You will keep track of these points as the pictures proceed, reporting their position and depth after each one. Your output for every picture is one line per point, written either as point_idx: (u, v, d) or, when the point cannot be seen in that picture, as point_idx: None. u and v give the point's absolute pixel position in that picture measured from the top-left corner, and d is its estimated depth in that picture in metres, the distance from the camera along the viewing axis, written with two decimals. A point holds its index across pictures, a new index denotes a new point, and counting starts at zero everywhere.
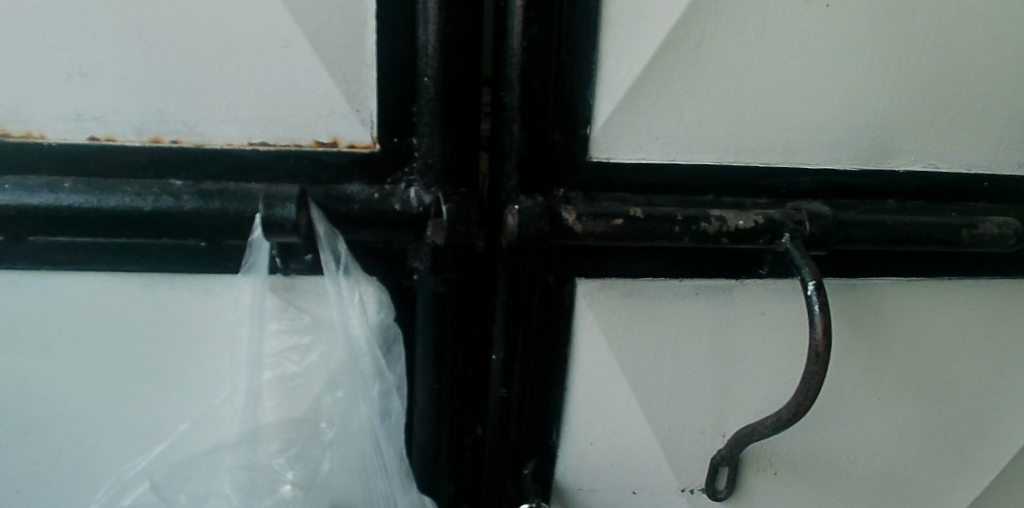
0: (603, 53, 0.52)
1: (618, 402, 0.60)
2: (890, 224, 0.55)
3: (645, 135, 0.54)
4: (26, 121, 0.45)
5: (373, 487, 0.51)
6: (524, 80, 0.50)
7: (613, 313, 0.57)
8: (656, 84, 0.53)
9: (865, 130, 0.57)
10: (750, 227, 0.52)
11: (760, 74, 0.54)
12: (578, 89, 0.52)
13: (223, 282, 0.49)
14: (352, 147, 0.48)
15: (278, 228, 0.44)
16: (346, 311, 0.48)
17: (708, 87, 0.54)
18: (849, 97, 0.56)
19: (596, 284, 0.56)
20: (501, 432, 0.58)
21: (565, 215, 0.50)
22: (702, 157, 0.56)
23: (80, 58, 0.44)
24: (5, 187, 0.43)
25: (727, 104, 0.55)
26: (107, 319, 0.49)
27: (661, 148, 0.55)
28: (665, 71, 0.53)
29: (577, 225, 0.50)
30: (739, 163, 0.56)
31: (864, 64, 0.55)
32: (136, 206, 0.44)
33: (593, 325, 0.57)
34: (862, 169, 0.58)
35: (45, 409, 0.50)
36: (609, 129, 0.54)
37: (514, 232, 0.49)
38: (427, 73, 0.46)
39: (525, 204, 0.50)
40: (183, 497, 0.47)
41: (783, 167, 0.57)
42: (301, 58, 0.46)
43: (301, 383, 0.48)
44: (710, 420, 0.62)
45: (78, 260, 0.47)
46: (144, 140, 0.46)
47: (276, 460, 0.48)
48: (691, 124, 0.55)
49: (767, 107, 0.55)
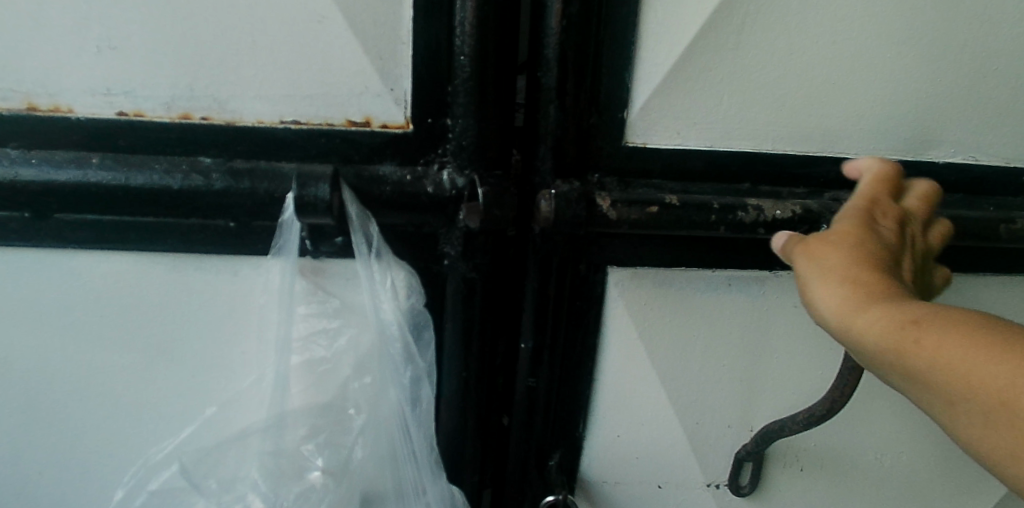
0: (644, 33, 0.49)
1: (645, 394, 0.59)
2: (931, 217, 0.52)
3: (683, 120, 0.52)
4: (54, 95, 0.44)
5: (401, 475, 0.50)
6: (562, 60, 0.47)
7: (644, 302, 0.56)
8: (697, 67, 0.51)
9: (913, 120, 0.55)
10: (787, 218, 0.50)
11: (805, 58, 0.52)
12: (617, 70, 0.50)
13: (250, 264, 0.48)
14: (384, 127, 0.46)
15: (309, 209, 0.43)
16: (378, 296, 0.47)
17: (750, 72, 0.52)
18: (900, 84, 0.53)
19: (628, 272, 0.54)
20: (527, 423, 0.57)
21: (600, 202, 0.48)
22: (740, 143, 0.54)
23: (109, 30, 0.43)
24: (32, 162, 0.42)
25: (771, 89, 0.52)
26: (134, 299, 0.48)
27: (699, 133, 0.53)
28: (708, 52, 0.50)
29: (611, 211, 0.49)
30: (778, 151, 0.54)
31: (918, 49, 0.52)
32: (164, 184, 0.43)
33: (624, 315, 0.56)
34: (906, 160, 0.56)
35: (71, 389, 0.50)
36: (646, 113, 0.52)
37: (549, 218, 0.48)
38: (464, 51, 0.44)
39: (561, 188, 0.48)
40: (212, 482, 0.47)
41: (826, 155, 0.55)
42: (335, 34, 0.44)
43: (329, 367, 0.47)
44: (738, 415, 0.60)
45: (106, 238, 0.46)
46: (174, 116, 0.45)
47: (305, 446, 0.47)
48: (731, 110, 0.53)
49: (812, 92, 0.53)
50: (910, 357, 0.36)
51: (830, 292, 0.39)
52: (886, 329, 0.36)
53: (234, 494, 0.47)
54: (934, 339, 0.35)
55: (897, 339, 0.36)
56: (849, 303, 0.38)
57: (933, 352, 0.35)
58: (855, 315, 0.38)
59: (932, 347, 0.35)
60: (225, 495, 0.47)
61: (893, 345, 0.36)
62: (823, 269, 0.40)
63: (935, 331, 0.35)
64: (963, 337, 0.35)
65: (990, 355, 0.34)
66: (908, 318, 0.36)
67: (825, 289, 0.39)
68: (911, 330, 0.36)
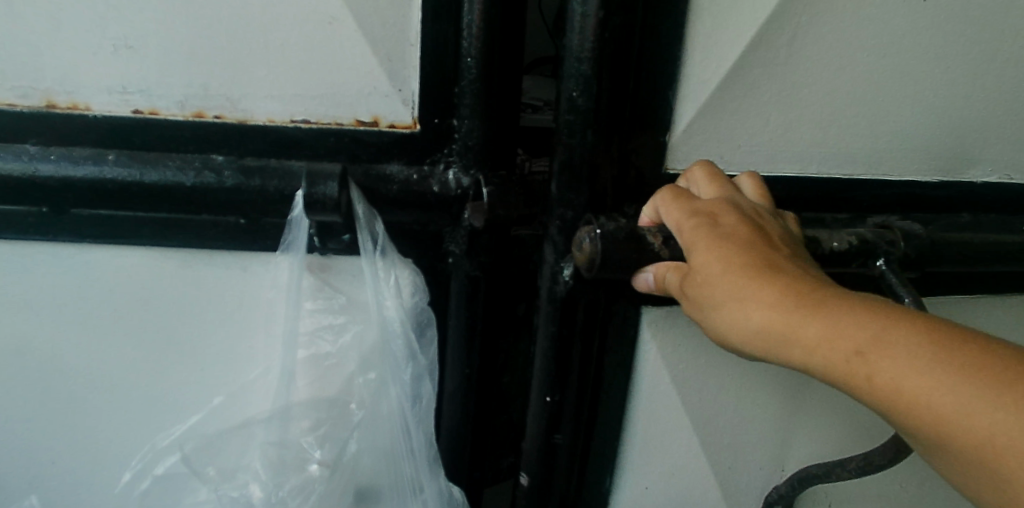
0: (691, 48, 0.47)
1: (679, 442, 0.59)
2: (982, 242, 0.51)
3: (727, 142, 0.51)
4: (72, 92, 0.45)
5: (399, 471, 0.50)
6: (598, 77, 0.45)
7: (678, 346, 0.55)
8: (740, 87, 0.49)
9: (950, 140, 0.54)
10: (845, 249, 0.47)
11: (849, 75, 0.50)
12: (660, 88, 0.48)
13: (260, 261, 0.49)
14: (392, 127, 0.47)
15: (318, 207, 0.44)
16: (381, 294, 0.47)
17: (792, 92, 0.50)
18: (938, 102, 0.52)
19: (661, 314, 0.54)
20: (547, 478, 0.56)
21: (650, 238, 0.43)
22: (784, 167, 0.53)
23: (126, 30, 0.44)
24: (51, 159, 0.44)
25: (814, 107, 0.51)
26: (146, 293, 0.49)
27: (741, 156, 0.52)
28: (753, 69, 0.49)
29: (664, 250, 0.43)
30: (822, 174, 0.53)
31: (958, 67, 0.51)
32: (177, 180, 0.44)
33: (658, 359, 0.55)
34: (944, 180, 0.55)
35: (82, 380, 0.51)
36: (689, 135, 0.50)
37: (592, 256, 0.44)
38: (471, 53, 0.45)
39: (606, 226, 0.44)
40: (212, 470, 0.48)
41: (868, 180, 0.54)
42: (344, 36, 0.45)
43: (334, 361, 0.49)
44: (770, 457, 0.60)
45: (119, 233, 0.47)
46: (187, 114, 0.46)
47: (306, 438, 0.48)
48: (774, 130, 0.51)
49: (857, 111, 0.52)
50: (862, 391, 0.34)
51: (748, 333, 0.37)
52: (822, 352, 0.35)
53: (234, 482, 0.47)
54: (879, 370, 0.33)
55: (840, 369, 0.35)
56: (773, 336, 0.36)
57: (879, 382, 0.34)
58: (784, 348, 0.36)
59: (880, 376, 0.33)
60: (224, 482, 0.47)
61: (837, 374, 0.35)
62: (733, 302, 0.37)
63: (876, 355, 0.34)
64: (904, 361, 0.33)
65: (934, 382, 0.32)
66: (842, 345, 0.34)
67: (741, 328, 0.37)
68: (849, 360, 0.34)
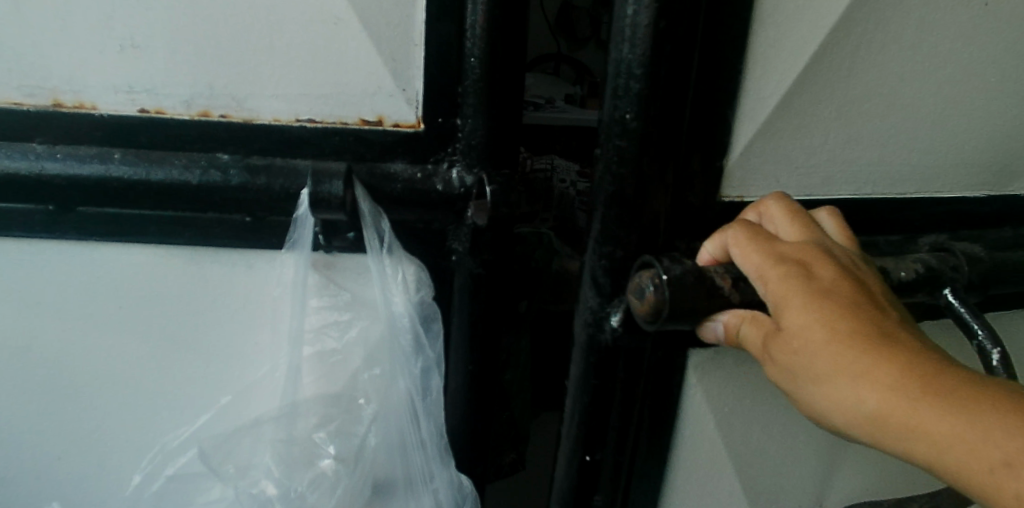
0: (754, 70, 0.47)
1: (720, 482, 0.58)
2: None
3: (784, 166, 0.51)
4: (79, 91, 0.45)
5: (411, 462, 0.51)
6: (652, 96, 0.44)
7: (723, 388, 0.55)
8: (793, 111, 0.49)
9: (997, 156, 0.55)
10: (913, 278, 0.45)
11: (902, 94, 0.50)
12: (719, 108, 0.48)
13: (266, 258, 0.49)
14: (396, 126, 0.48)
15: (324, 205, 0.44)
16: (388, 289, 0.48)
17: (847, 115, 0.50)
18: (985, 119, 0.53)
19: (708, 356, 0.54)
20: None
21: (720, 281, 0.41)
22: (839, 189, 0.53)
23: (133, 29, 0.44)
24: (57, 157, 0.45)
25: (870, 128, 0.51)
26: (152, 290, 0.49)
27: (799, 179, 0.52)
28: (804, 91, 0.48)
29: (734, 294, 0.41)
30: (876, 194, 0.54)
31: (1004, 84, 0.52)
32: (183, 179, 0.45)
33: (704, 402, 0.55)
34: (991, 194, 0.56)
35: (90, 378, 0.51)
36: (746, 159, 0.50)
37: (660, 303, 0.41)
38: (473, 53, 0.45)
39: (672, 269, 0.42)
40: (230, 468, 0.48)
41: (919, 198, 0.55)
42: (350, 36, 0.45)
43: (340, 358, 0.49)
44: (810, 488, 0.60)
45: (127, 231, 0.48)
46: (193, 113, 0.46)
47: (317, 434, 0.49)
48: (833, 152, 0.51)
49: (908, 131, 0.52)
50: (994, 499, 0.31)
51: (865, 415, 0.34)
52: (955, 451, 0.32)
53: (248, 479, 0.48)
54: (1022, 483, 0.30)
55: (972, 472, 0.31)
56: (896, 425, 0.33)
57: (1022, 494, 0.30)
58: (906, 437, 0.33)
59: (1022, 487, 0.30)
60: (242, 480, 0.48)
61: (967, 475, 0.32)
62: (854, 380, 0.34)
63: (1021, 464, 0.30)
64: None
65: None
66: (979, 444, 0.31)
67: (860, 410, 0.34)
68: (986, 463, 0.31)
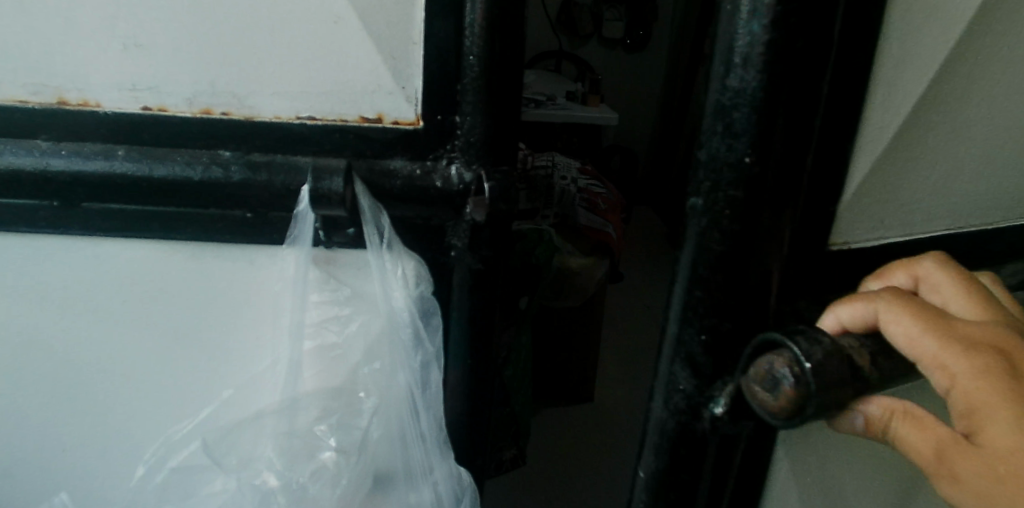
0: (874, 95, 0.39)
1: None
2: None
3: (888, 206, 0.44)
4: (83, 90, 0.46)
5: (410, 456, 0.52)
6: (771, 134, 0.39)
7: (811, 456, 0.48)
8: (905, 141, 0.41)
9: None
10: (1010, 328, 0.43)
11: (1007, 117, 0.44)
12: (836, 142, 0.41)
13: (266, 253, 0.49)
14: (396, 123, 0.48)
15: (324, 201, 0.45)
16: (388, 284, 0.49)
17: (956, 143, 0.43)
18: None
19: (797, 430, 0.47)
20: None
21: (859, 359, 0.36)
22: (935, 226, 0.46)
23: (136, 28, 0.45)
24: (62, 154, 0.46)
25: (972, 158, 0.45)
26: (154, 285, 0.50)
27: (898, 219, 0.45)
28: (920, 120, 0.41)
29: (873, 370, 0.37)
30: (968, 227, 0.48)
31: None
32: (185, 176, 0.46)
33: (790, 476, 0.48)
34: None
35: (94, 372, 0.52)
36: (859, 200, 0.42)
37: (799, 395, 0.35)
38: (473, 52, 0.46)
39: (814, 353, 0.35)
40: (232, 459, 0.51)
41: (1007, 227, 0.49)
42: (351, 34, 0.45)
43: (341, 352, 0.51)
44: None
45: (129, 226, 0.48)
46: (195, 111, 0.47)
47: (318, 427, 0.50)
48: (936, 185, 0.44)
49: (1007, 158, 0.46)
50: None
51: None
52: None
53: (251, 472, 0.50)
54: None
55: None
56: None
57: None
58: None
59: None
60: (244, 472, 0.50)
61: None
62: None
63: None
64: None
65: None
66: None
67: None
68: None
